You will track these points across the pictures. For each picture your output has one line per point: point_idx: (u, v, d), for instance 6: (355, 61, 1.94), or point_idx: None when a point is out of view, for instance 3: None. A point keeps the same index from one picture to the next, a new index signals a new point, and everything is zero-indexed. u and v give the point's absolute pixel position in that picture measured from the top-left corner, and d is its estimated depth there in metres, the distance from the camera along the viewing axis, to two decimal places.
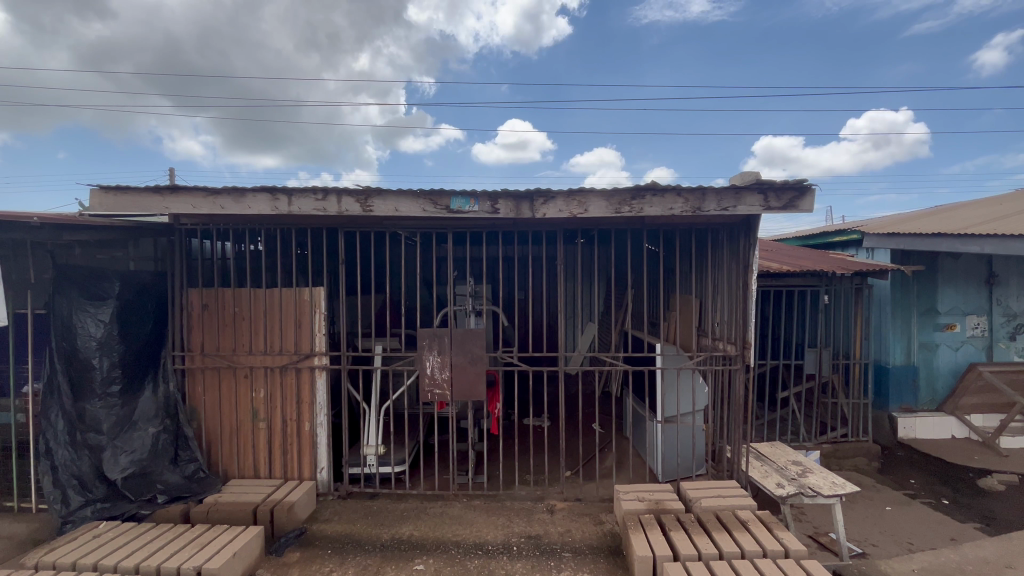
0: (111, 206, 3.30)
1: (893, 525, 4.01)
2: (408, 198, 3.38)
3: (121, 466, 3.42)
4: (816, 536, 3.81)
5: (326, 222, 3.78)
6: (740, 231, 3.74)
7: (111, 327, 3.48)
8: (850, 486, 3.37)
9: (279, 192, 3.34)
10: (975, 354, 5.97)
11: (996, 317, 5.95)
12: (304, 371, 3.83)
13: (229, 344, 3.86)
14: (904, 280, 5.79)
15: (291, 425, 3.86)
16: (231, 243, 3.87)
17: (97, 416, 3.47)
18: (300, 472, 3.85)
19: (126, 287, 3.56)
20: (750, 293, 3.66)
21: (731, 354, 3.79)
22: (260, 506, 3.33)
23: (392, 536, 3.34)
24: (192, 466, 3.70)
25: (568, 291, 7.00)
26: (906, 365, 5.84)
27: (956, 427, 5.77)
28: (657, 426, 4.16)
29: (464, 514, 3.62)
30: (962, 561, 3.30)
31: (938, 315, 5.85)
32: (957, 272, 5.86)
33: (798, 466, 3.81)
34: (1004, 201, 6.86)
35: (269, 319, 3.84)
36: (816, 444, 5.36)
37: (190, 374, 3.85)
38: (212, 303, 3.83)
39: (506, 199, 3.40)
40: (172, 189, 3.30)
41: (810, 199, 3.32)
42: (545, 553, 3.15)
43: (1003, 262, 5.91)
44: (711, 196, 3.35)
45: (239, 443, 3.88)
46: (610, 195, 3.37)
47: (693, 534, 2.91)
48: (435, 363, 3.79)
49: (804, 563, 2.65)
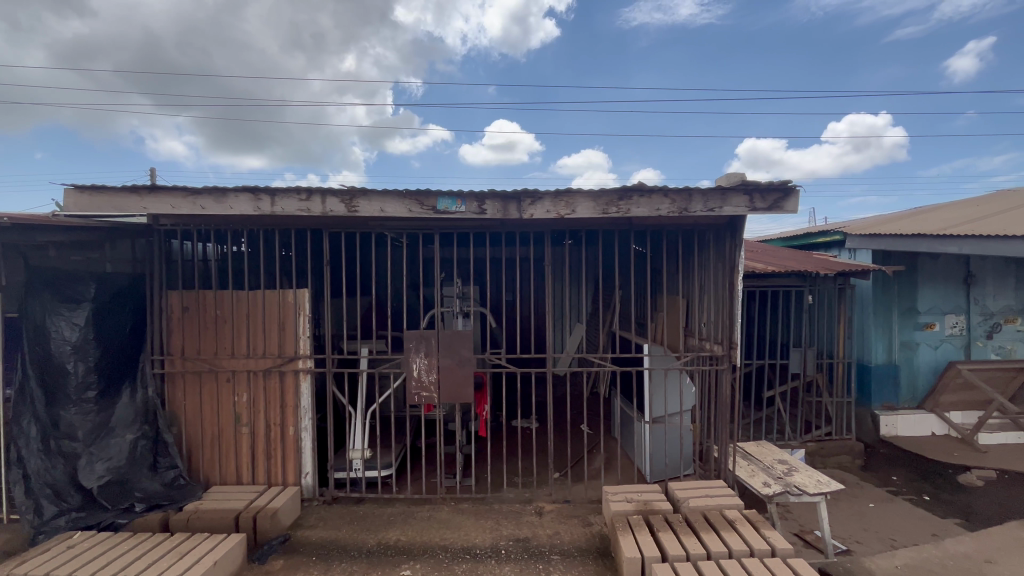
0: (86, 207, 3.21)
1: (876, 522, 4.07)
2: (394, 199, 3.34)
3: (97, 474, 3.33)
4: (802, 534, 3.85)
5: (311, 223, 3.70)
6: (726, 232, 3.76)
7: (87, 331, 3.37)
8: (834, 484, 3.40)
9: (261, 192, 3.28)
10: (953, 353, 6.09)
11: (973, 317, 6.07)
12: (287, 374, 3.76)
13: (211, 347, 3.79)
14: (886, 280, 5.89)
15: (275, 431, 3.79)
16: (212, 244, 3.76)
17: (73, 424, 3.34)
18: (285, 478, 3.79)
19: (101, 291, 3.46)
20: (738, 294, 3.68)
21: (718, 354, 3.81)
22: (243, 514, 3.26)
23: (379, 541, 3.29)
24: (171, 473, 3.63)
25: (556, 292, 7.00)
26: (887, 364, 5.95)
27: (936, 424, 5.87)
28: (645, 428, 4.20)
29: (452, 518, 3.58)
30: (943, 557, 3.39)
31: (918, 314, 5.97)
32: (936, 272, 5.98)
33: (783, 465, 3.85)
34: (978, 203, 7.02)
35: (252, 323, 3.77)
36: (800, 443, 5.42)
37: (169, 378, 3.76)
38: (192, 305, 3.76)
39: (492, 199, 3.38)
40: (150, 188, 3.21)
41: (794, 200, 3.36)
42: (533, 556, 3.13)
43: (979, 262, 6.04)
44: (697, 197, 3.36)
45: (220, 449, 3.80)
46: (597, 195, 3.37)
47: (681, 534, 2.91)
48: (422, 365, 3.75)
49: (791, 562, 2.67)
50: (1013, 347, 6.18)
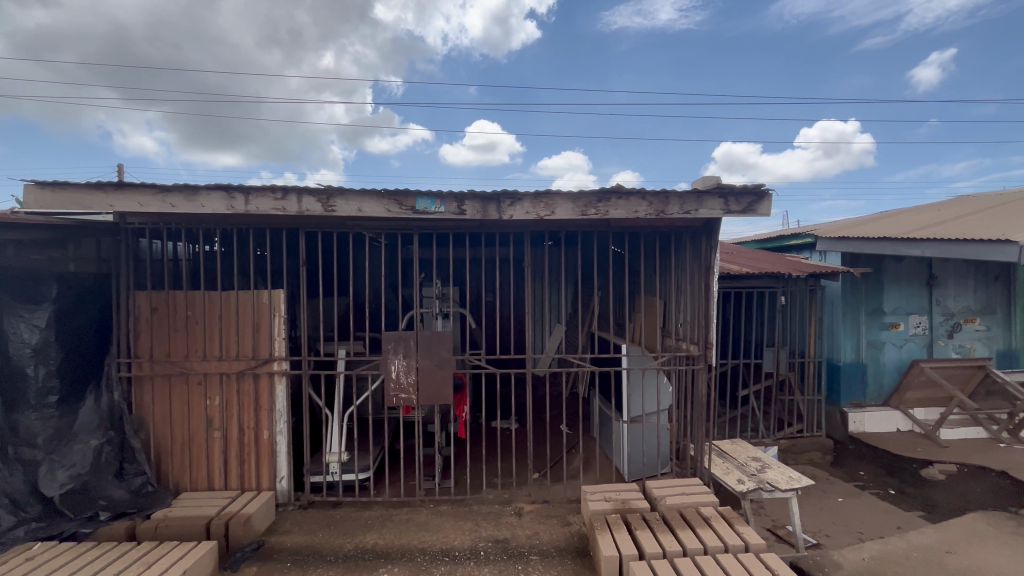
0: (47, 204, 3.09)
1: (845, 516, 4.20)
2: (372, 198, 3.30)
3: (59, 482, 3.13)
4: (774, 529, 3.94)
5: (286, 222, 3.64)
6: (702, 234, 3.83)
7: (48, 333, 3.23)
8: (805, 480, 3.50)
9: (235, 191, 3.20)
10: (917, 352, 6.33)
11: (936, 317, 6.31)
12: (262, 377, 3.68)
13: (182, 349, 3.68)
14: (854, 281, 6.09)
15: (248, 434, 3.70)
16: (183, 243, 3.65)
17: (32, 430, 3.14)
18: (258, 483, 3.70)
19: (64, 291, 3.34)
20: (713, 294, 3.75)
21: (694, 354, 3.88)
22: (214, 521, 3.17)
23: (356, 545, 3.24)
24: (139, 479, 3.51)
25: (536, 293, 7.02)
26: (856, 362, 6.14)
27: (901, 421, 6.08)
28: (623, 427, 4.25)
29: (431, 520, 3.55)
30: (907, 549, 3.52)
31: (884, 315, 6.19)
32: (901, 274, 6.20)
33: (756, 462, 3.93)
34: (940, 208, 7.32)
35: (225, 324, 3.67)
36: (773, 440, 5.56)
37: (136, 382, 3.65)
38: (162, 306, 3.64)
39: (472, 200, 3.37)
40: (116, 185, 3.10)
41: (767, 204, 3.45)
42: (512, 557, 3.13)
43: (941, 265, 6.29)
44: (674, 199, 3.42)
45: (191, 455, 3.69)
46: (575, 197, 3.39)
47: (658, 532, 2.95)
48: (401, 367, 3.71)
49: (763, 556, 2.73)
50: (971, 346, 6.46)
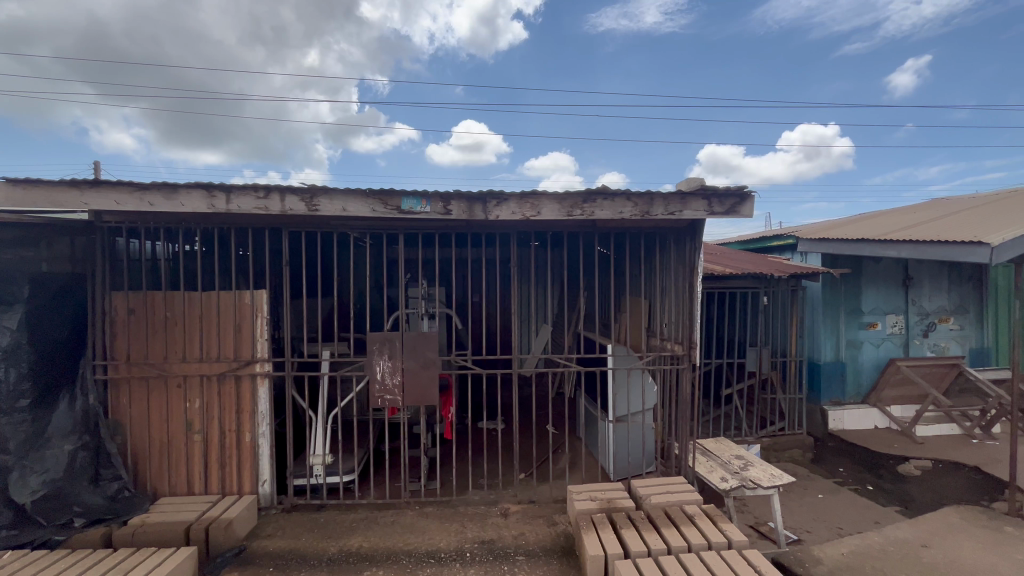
0: (18, 201, 3.00)
1: (825, 512, 4.28)
2: (357, 198, 3.27)
3: (30, 489, 3.03)
4: (756, 526, 4.00)
5: (269, 221, 3.58)
6: (686, 235, 3.87)
7: (20, 335, 3.13)
8: (786, 477, 3.56)
9: (215, 189, 3.14)
10: (894, 351, 6.48)
11: (911, 317, 6.48)
12: (244, 379, 3.61)
13: (160, 351, 3.60)
14: (834, 282, 6.21)
15: (229, 436, 3.64)
16: (162, 242, 3.57)
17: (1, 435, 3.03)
18: (240, 487, 3.64)
19: (37, 292, 3.24)
20: (697, 295, 3.79)
21: (678, 354, 3.91)
22: (193, 526, 3.10)
23: (340, 548, 3.20)
24: (115, 484, 3.42)
25: (522, 293, 7.02)
26: (835, 361, 6.27)
27: (879, 418, 6.23)
28: (609, 427, 4.27)
29: (417, 522, 3.53)
30: (884, 543, 3.60)
31: (862, 315, 6.33)
32: (878, 274, 6.35)
33: (739, 460, 3.99)
34: (916, 211, 7.51)
35: (205, 325, 3.60)
36: (756, 438, 5.65)
37: (113, 384, 3.58)
38: (139, 308, 3.56)
39: (458, 200, 3.36)
40: (91, 183, 3.02)
41: (749, 206, 3.50)
42: (498, 558, 3.13)
43: (917, 266, 6.46)
44: (659, 201, 3.45)
45: (170, 458, 3.62)
46: (561, 198, 3.40)
47: (643, 531, 2.97)
48: (386, 368, 3.68)
49: (746, 553, 2.77)
50: (946, 345, 6.64)
